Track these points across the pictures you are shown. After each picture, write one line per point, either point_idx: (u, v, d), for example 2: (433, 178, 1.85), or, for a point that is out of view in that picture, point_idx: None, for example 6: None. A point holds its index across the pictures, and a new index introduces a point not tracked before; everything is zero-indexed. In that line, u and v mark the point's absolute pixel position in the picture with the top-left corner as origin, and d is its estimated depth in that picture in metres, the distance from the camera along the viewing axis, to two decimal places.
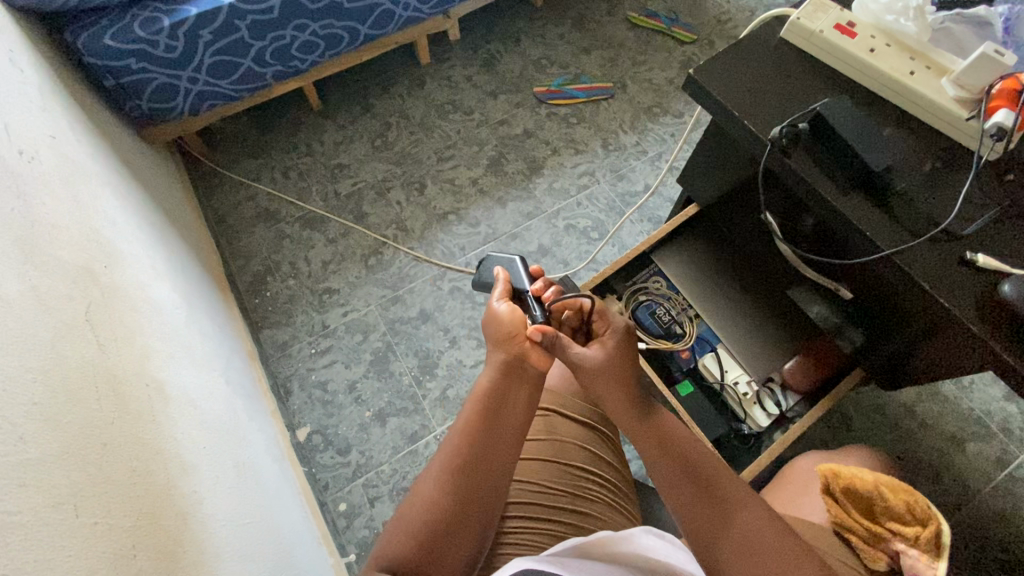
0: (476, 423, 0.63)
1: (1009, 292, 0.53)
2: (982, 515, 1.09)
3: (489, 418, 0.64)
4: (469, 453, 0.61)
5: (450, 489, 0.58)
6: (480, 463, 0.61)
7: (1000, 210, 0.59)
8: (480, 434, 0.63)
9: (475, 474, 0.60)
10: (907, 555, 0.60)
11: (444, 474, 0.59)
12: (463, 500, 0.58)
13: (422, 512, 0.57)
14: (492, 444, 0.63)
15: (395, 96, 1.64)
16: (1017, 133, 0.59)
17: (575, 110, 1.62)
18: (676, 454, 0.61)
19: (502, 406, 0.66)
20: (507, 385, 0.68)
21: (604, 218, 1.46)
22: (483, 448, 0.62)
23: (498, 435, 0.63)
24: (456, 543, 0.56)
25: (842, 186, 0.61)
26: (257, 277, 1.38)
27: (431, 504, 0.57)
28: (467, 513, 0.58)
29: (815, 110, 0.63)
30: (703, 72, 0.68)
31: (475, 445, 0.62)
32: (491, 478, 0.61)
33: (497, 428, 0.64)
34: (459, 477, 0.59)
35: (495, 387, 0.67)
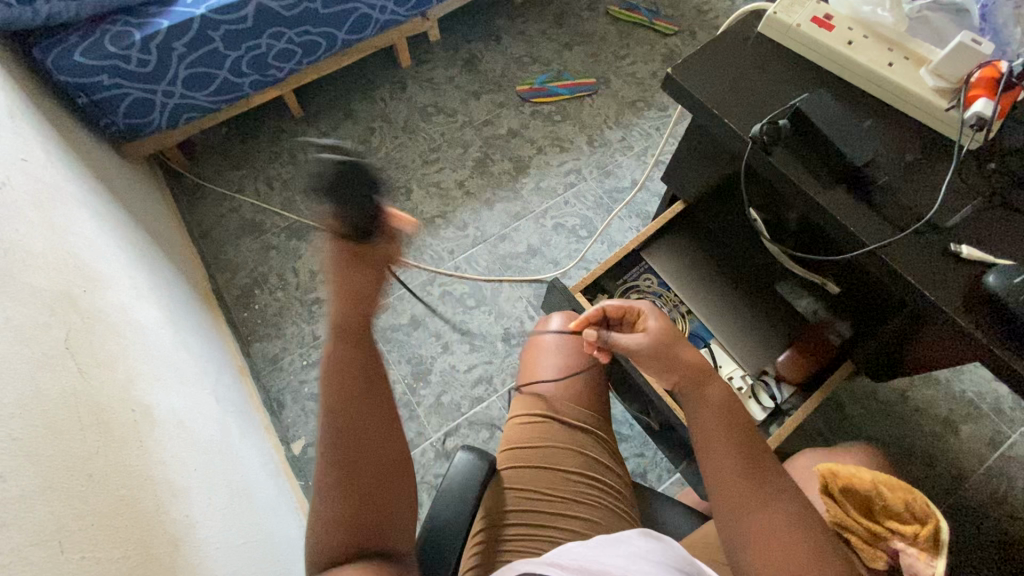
0: (338, 391, 0.54)
1: (995, 284, 0.53)
2: (978, 496, 1.10)
3: (351, 374, 0.55)
4: (345, 421, 0.54)
5: (347, 467, 0.53)
6: (358, 423, 0.54)
7: (982, 200, 0.59)
8: (350, 393, 0.55)
9: (361, 437, 0.54)
10: (906, 553, 0.60)
11: (332, 454, 0.53)
12: (360, 465, 0.54)
13: (329, 500, 0.53)
14: (364, 403, 0.55)
15: (377, 101, 1.62)
16: (997, 122, 0.59)
17: (559, 107, 1.61)
18: (721, 425, 0.58)
19: (362, 353, 0.56)
20: (351, 349, 0.55)
21: (592, 216, 1.45)
22: (355, 411, 0.54)
23: (372, 384, 0.56)
24: (384, 505, 0.54)
25: (825, 182, 0.61)
26: (245, 290, 1.37)
27: (335, 491, 0.53)
28: (376, 476, 0.54)
29: (794, 106, 0.62)
30: (681, 70, 0.67)
31: (351, 408, 0.54)
32: (383, 426, 0.56)
33: (365, 377, 0.56)
34: (344, 451, 0.54)
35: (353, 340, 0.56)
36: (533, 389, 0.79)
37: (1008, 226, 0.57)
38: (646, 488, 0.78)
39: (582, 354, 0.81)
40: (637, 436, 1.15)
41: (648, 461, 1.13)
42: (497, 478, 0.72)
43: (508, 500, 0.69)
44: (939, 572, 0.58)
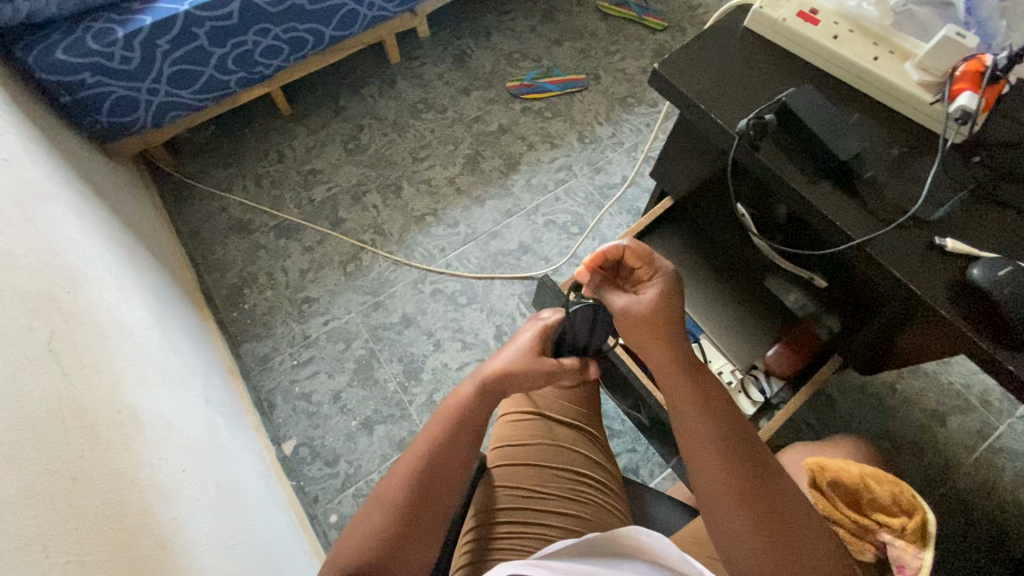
0: (445, 428, 0.63)
1: (979, 277, 0.53)
2: (966, 487, 1.11)
3: (456, 424, 0.64)
4: (434, 459, 0.61)
5: (417, 497, 0.58)
6: (448, 460, 0.61)
7: (967, 193, 0.59)
8: (446, 441, 0.62)
9: (437, 477, 0.60)
10: (893, 545, 0.60)
11: (411, 478, 0.59)
12: (424, 501, 0.58)
13: (386, 515, 0.57)
14: (454, 448, 0.62)
15: (366, 98, 1.61)
16: (982, 114, 0.59)
17: (549, 103, 1.61)
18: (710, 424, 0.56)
19: (471, 414, 0.65)
20: (481, 404, 0.66)
21: (583, 213, 1.45)
22: (447, 448, 0.62)
23: (465, 444, 0.63)
24: (420, 543, 0.57)
25: (812, 176, 0.61)
26: (234, 290, 1.36)
27: (397, 509, 0.57)
28: (427, 514, 0.58)
29: (780, 101, 0.62)
30: (668, 66, 0.67)
31: (443, 451, 0.62)
32: (456, 483, 0.61)
33: (466, 434, 0.64)
34: (422, 480, 0.59)
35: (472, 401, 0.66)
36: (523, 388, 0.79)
37: (992, 219, 0.58)
38: (638, 484, 0.79)
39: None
40: (629, 432, 1.16)
41: (640, 456, 1.13)
42: (487, 476, 0.71)
43: (498, 497, 0.69)
44: (925, 563, 0.58)
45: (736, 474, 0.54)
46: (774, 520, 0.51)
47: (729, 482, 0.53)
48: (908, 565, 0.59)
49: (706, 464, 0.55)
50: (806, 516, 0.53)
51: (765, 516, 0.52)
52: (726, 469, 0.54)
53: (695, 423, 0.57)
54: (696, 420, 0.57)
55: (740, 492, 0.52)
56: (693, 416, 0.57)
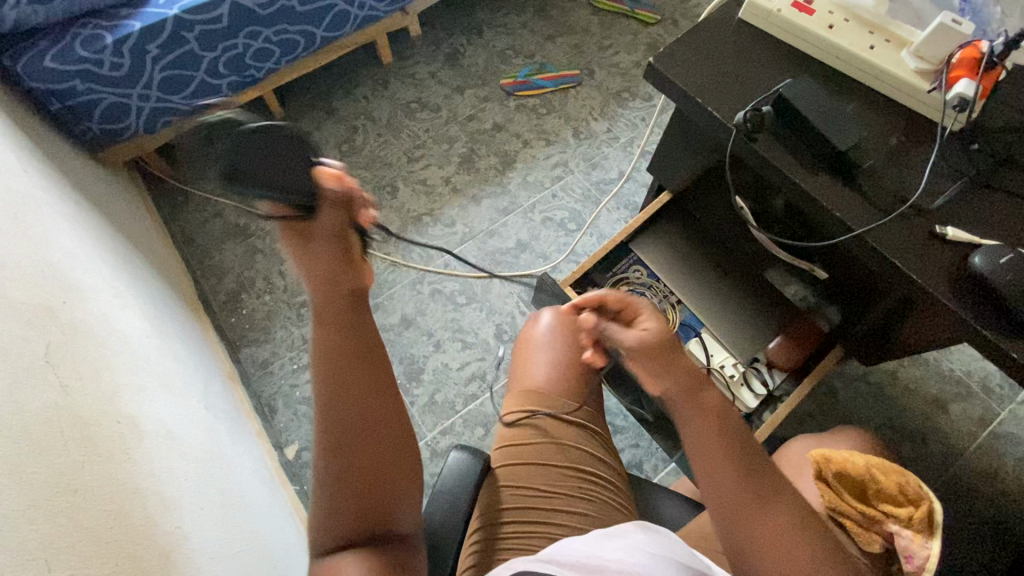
0: (335, 372, 0.56)
1: (981, 265, 0.53)
2: (970, 474, 1.12)
3: (349, 362, 0.57)
4: (346, 410, 0.56)
5: (347, 460, 0.55)
6: (359, 408, 0.56)
7: (968, 180, 0.58)
8: (345, 384, 0.56)
9: (359, 427, 0.56)
10: (901, 536, 0.60)
11: (332, 440, 0.55)
12: (358, 457, 0.56)
13: (327, 492, 0.55)
14: (358, 389, 0.56)
15: (359, 99, 1.61)
16: (980, 102, 0.59)
17: (544, 100, 1.60)
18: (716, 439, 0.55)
19: (357, 341, 0.57)
20: (347, 329, 0.57)
21: (580, 209, 1.45)
22: (348, 395, 0.56)
23: (367, 373, 0.57)
24: (378, 498, 0.57)
25: (810, 168, 0.60)
26: (231, 295, 1.35)
27: (335, 482, 0.55)
28: (368, 468, 0.56)
29: (777, 93, 0.61)
30: (664, 59, 0.66)
31: (349, 401, 0.56)
32: (382, 414, 0.58)
33: (364, 373, 0.57)
34: (342, 441, 0.55)
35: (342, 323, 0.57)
36: (524, 385, 0.79)
37: (994, 206, 0.57)
38: (643, 481, 0.78)
39: (570, 344, 0.80)
40: (631, 427, 1.16)
41: (644, 451, 1.13)
42: (490, 476, 0.71)
43: (502, 498, 0.69)
44: (934, 553, 0.59)
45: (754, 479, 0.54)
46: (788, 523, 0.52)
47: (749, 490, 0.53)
48: (915, 555, 0.59)
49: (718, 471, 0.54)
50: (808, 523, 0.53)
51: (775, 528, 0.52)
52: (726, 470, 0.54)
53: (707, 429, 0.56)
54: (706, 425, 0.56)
55: (752, 498, 0.53)
56: (707, 424, 0.56)
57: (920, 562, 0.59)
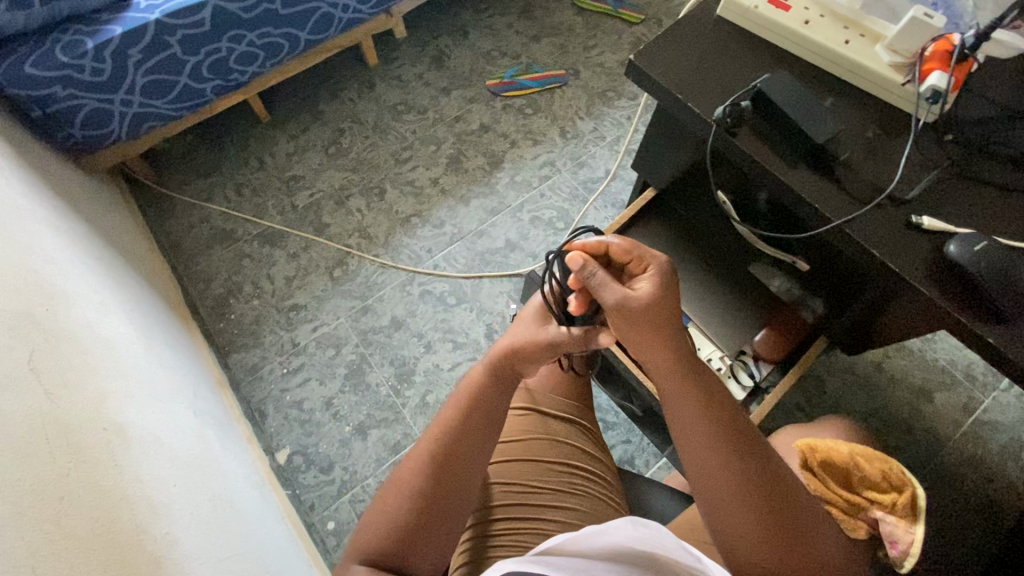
0: (465, 407, 0.62)
1: (956, 253, 0.54)
2: (955, 461, 1.13)
3: (477, 409, 0.62)
4: (454, 445, 0.60)
5: (436, 484, 0.57)
6: (468, 443, 0.60)
7: (943, 170, 0.59)
8: (467, 424, 0.61)
9: (458, 463, 0.59)
10: (885, 521, 0.61)
11: (431, 459, 0.59)
12: (444, 487, 0.58)
13: (407, 499, 0.56)
14: (475, 430, 0.61)
15: (345, 101, 1.61)
16: (952, 93, 0.60)
17: (530, 100, 1.61)
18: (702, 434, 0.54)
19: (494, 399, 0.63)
20: (495, 384, 0.64)
21: (568, 208, 1.45)
22: (464, 430, 0.60)
23: (484, 432, 0.61)
24: (438, 531, 0.57)
25: (789, 161, 0.61)
26: (219, 301, 1.34)
27: (413, 491, 0.57)
28: (447, 499, 0.58)
29: (755, 87, 0.62)
30: (644, 56, 0.66)
31: (463, 437, 0.60)
32: (479, 473, 0.61)
33: (485, 421, 0.62)
34: (439, 465, 0.58)
35: (493, 378, 0.64)
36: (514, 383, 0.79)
37: (969, 194, 0.58)
38: (634, 476, 0.79)
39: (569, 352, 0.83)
40: (623, 423, 1.16)
41: (636, 447, 1.14)
42: None
43: (493, 495, 0.69)
44: (917, 538, 0.60)
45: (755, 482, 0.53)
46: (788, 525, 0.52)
47: (746, 495, 0.52)
48: (900, 540, 0.60)
49: (716, 474, 0.53)
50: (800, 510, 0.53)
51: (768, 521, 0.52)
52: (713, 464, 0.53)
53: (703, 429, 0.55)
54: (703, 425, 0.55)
55: (752, 505, 0.52)
56: (694, 420, 0.55)
57: (904, 547, 0.60)
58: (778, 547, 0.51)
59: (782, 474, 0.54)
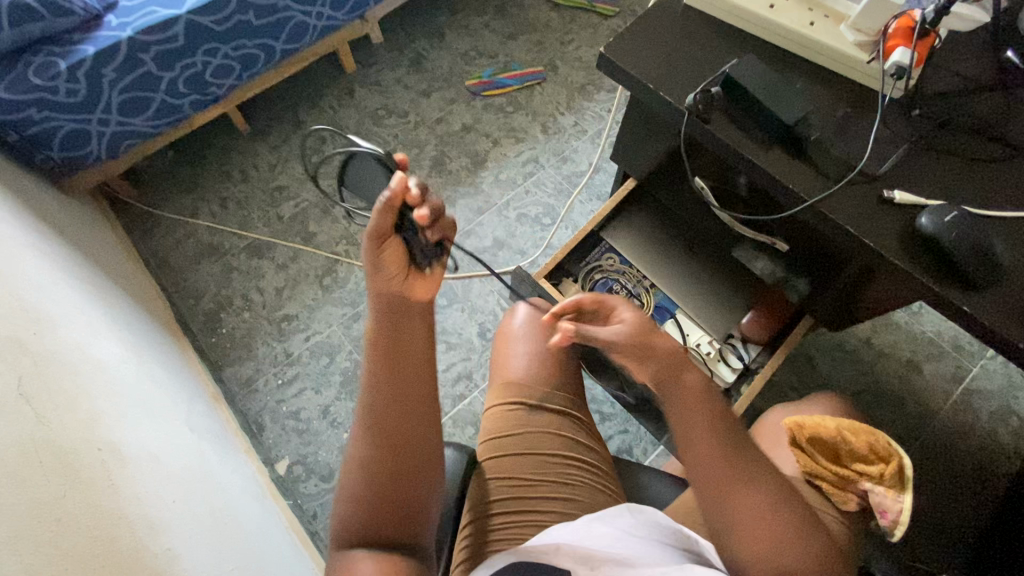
0: (380, 364, 0.58)
1: (928, 226, 0.55)
2: (948, 431, 1.15)
3: (394, 360, 0.58)
4: (387, 404, 0.57)
5: (382, 451, 0.56)
6: (397, 396, 0.58)
7: (911, 145, 0.60)
8: (385, 382, 0.58)
9: (393, 420, 0.57)
10: (874, 493, 0.63)
11: (369, 432, 0.57)
12: (391, 447, 0.56)
13: (359, 477, 0.55)
14: (398, 379, 0.58)
15: (325, 109, 1.61)
16: (916, 69, 0.61)
17: (510, 98, 1.61)
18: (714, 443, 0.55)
19: (405, 340, 0.59)
20: (396, 325, 0.59)
21: (554, 203, 1.46)
22: (390, 385, 0.58)
23: (403, 374, 0.58)
24: (403, 491, 0.56)
25: (762, 143, 0.62)
26: (210, 315, 1.34)
27: (365, 467, 0.56)
28: (398, 457, 0.56)
29: (724, 73, 0.63)
30: (614, 48, 0.67)
31: (390, 392, 0.58)
32: (420, 413, 0.58)
33: (406, 364, 0.59)
34: (380, 431, 0.57)
35: (393, 322, 0.59)
36: (506, 378, 0.79)
37: (938, 168, 0.59)
38: (630, 463, 0.80)
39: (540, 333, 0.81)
40: (619, 413, 1.17)
41: (633, 436, 1.15)
42: (478, 471, 0.72)
43: (491, 490, 0.69)
44: (906, 506, 0.62)
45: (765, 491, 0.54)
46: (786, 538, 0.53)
47: (756, 500, 0.53)
48: (889, 509, 0.62)
49: (715, 478, 0.54)
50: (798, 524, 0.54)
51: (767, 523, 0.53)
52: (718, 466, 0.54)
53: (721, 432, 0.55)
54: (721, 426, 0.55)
55: (748, 503, 0.53)
56: (701, 426, 0.56)
57: (894, 516, 0.62)
58: (769, 538, 0.52)
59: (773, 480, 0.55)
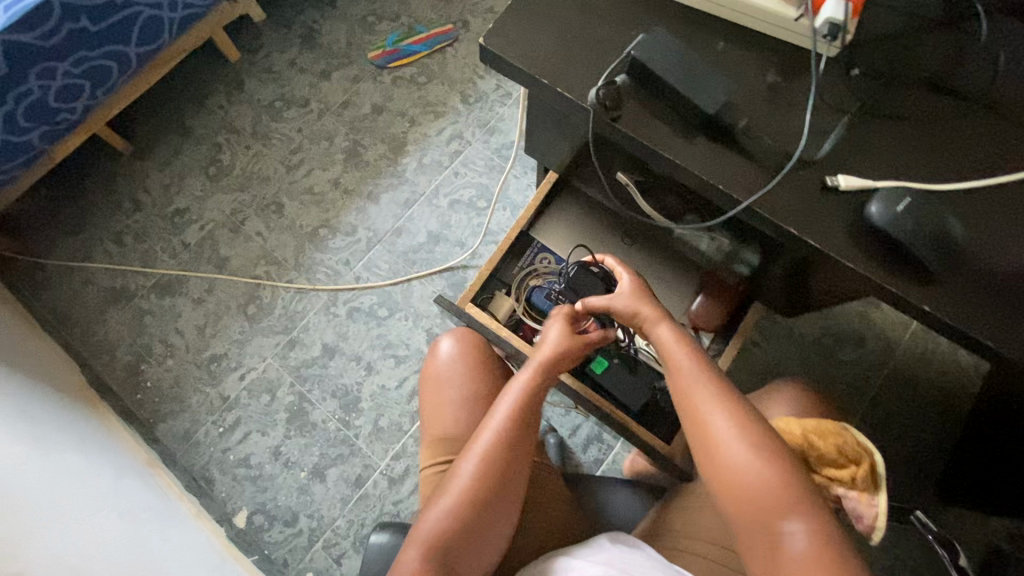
0: (518, 395, 0.62)
1: (878, 216, 0.47)
2: (910, 363, 1.14)
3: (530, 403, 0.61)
4: (507, 436, 0.59)
5: (491, 477, 0.58)
6: (521, 439, 0.60)
7: (854, 115, 0.51)
8: (516, 443, 0.60)
9: (509, 465, 0.59)
10: (848, 499, 0.60)
11: (487, 450, 0.59)
12: (488, 506, 0.58)
13: (469, 488, 0.58)
14: (527, 424, 0.61)
15: (214, 110, 1.41)
16: (852, 21, 0.51)
17: (420, 66, 1.43)
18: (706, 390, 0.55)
19: (540, 392, 0.62)
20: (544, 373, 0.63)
21: (487, 182, 1.33)
22: (521, 424, 0.60)
23: (530, 445, 0.61)
24: (487, 526, 0.58)
25: (683, 137, 0.52)
26: (130, 370, 1.21)
27: (476, 480, 0.58)
28: (497, 490, 0.58)
29: (630, 56, 0.52)
30: (496, 38, 0.55)
31: (516, 428, 0.60)
32: (523, 467, 0.60)
33: (534, 411, 0.62)
34: (498, 457, 0.59)
35: (539, 386, 0.62)
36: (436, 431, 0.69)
37: (887, 137, 0.50)
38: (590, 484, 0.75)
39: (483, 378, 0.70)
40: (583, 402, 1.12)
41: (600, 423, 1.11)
42: None
43: None
44: (880, 510, 0.59)
45: (744, 437, 0.51)
46: (753, 488, 0.50)
47: (741, 441, 0.51)
48: (864, 515, 0.60)
49: (705, 423, 0.53)
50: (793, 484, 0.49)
51: (745, 468, 0.50)
52: (710, 411, 0.53)
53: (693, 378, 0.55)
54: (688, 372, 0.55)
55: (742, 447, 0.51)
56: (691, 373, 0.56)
57: (870, 521, 0.59)
58: (752, 487, 0.50)
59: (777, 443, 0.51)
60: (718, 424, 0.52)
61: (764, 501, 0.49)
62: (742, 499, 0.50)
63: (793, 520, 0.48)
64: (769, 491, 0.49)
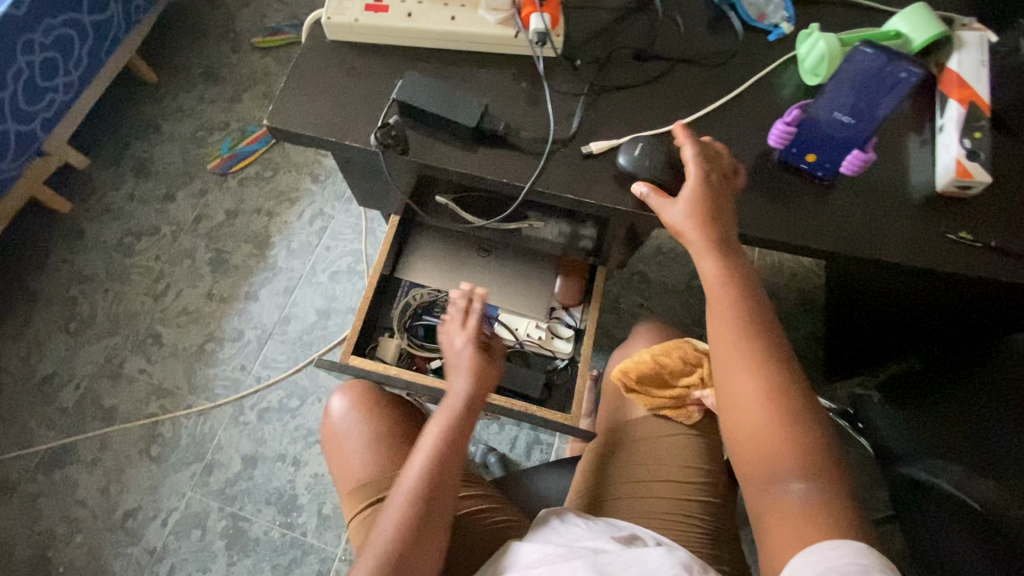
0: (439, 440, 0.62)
1: (628, 161, 0.58)
2: (769, 277, 1.30)
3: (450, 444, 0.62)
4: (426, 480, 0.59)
5: (415, 525, 0.56)
6: (444, 485, 0.59)
7: (587, 96, 0.63)
8: (440, 475, 0.59)
9: (430, 508, 0.58)
10: (706, 396, 0.70)
11: (408, 499, 0.58)
12: (415, 546, 0.56)
13: (389, 535, 0.56)
14: (447, 467, 0.60)
15: (59, 266, 1.35)
16: (557, 29, 0.64)
17: (262, 162, 1.46)
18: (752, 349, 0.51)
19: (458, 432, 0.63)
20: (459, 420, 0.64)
21: (359, 246, 1.36)
22: (443, 469, 0.60)
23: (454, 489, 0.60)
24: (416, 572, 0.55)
25: (464, 151, 0.60)
26: (34, 563, 1.10)
27: (397, 530, 0.56)
28: (422, 535, 0.56)
29: (396, 101, 0.60)
30: (279, 116, 0.61)
31: (439, 475, 0.59)
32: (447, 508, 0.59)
33: (454, 455, 0.61)
34: (419, 504, 0.57)
35: (454, 434, 0.63)
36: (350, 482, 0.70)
37: (616, 106, 0.63)
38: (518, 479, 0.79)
39: (377, 419, 0.73)
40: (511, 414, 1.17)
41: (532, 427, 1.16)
42: None
43: None
44: None
45: (773, 412, 0.49)
46: (770, 445, 0.49)
47: (769, 408, 0.50)
48: None
49: (741, 393, 0.51)
50: (808, 438, 0.49)
51: (764, 428, 0.49)
52: (753, 390, 0.50)
53: (743, 352, 0.51)
54: (732, 319, 0.52)
55: (772, 413, 0.49)
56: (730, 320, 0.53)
57: None
58: (771, 452, 0.49)
59: (801, 417, 0.50)
60: (758, 400, 0.50)
61: (770, 451, 0.49)
62: (755, 457, 0.50)
63: (794, 476, 0.48)
64: (786, 454, 0.48)
